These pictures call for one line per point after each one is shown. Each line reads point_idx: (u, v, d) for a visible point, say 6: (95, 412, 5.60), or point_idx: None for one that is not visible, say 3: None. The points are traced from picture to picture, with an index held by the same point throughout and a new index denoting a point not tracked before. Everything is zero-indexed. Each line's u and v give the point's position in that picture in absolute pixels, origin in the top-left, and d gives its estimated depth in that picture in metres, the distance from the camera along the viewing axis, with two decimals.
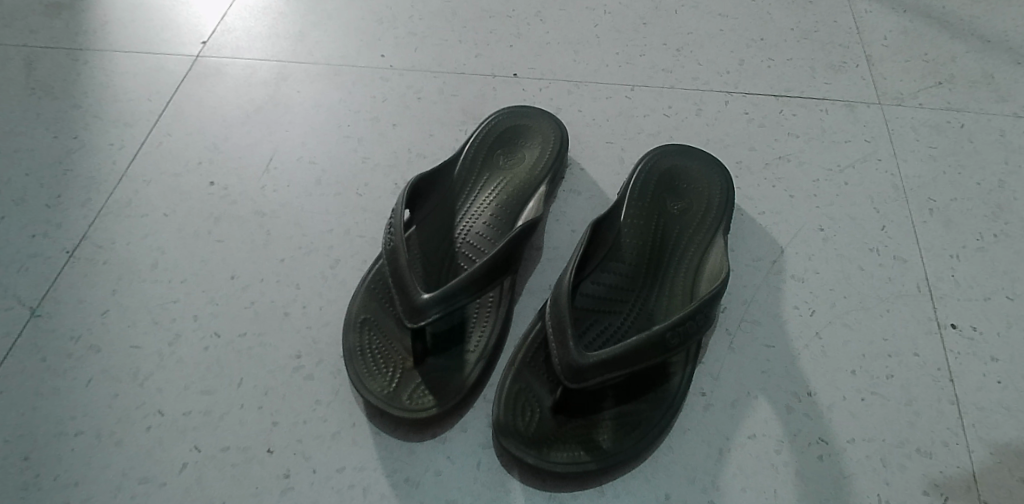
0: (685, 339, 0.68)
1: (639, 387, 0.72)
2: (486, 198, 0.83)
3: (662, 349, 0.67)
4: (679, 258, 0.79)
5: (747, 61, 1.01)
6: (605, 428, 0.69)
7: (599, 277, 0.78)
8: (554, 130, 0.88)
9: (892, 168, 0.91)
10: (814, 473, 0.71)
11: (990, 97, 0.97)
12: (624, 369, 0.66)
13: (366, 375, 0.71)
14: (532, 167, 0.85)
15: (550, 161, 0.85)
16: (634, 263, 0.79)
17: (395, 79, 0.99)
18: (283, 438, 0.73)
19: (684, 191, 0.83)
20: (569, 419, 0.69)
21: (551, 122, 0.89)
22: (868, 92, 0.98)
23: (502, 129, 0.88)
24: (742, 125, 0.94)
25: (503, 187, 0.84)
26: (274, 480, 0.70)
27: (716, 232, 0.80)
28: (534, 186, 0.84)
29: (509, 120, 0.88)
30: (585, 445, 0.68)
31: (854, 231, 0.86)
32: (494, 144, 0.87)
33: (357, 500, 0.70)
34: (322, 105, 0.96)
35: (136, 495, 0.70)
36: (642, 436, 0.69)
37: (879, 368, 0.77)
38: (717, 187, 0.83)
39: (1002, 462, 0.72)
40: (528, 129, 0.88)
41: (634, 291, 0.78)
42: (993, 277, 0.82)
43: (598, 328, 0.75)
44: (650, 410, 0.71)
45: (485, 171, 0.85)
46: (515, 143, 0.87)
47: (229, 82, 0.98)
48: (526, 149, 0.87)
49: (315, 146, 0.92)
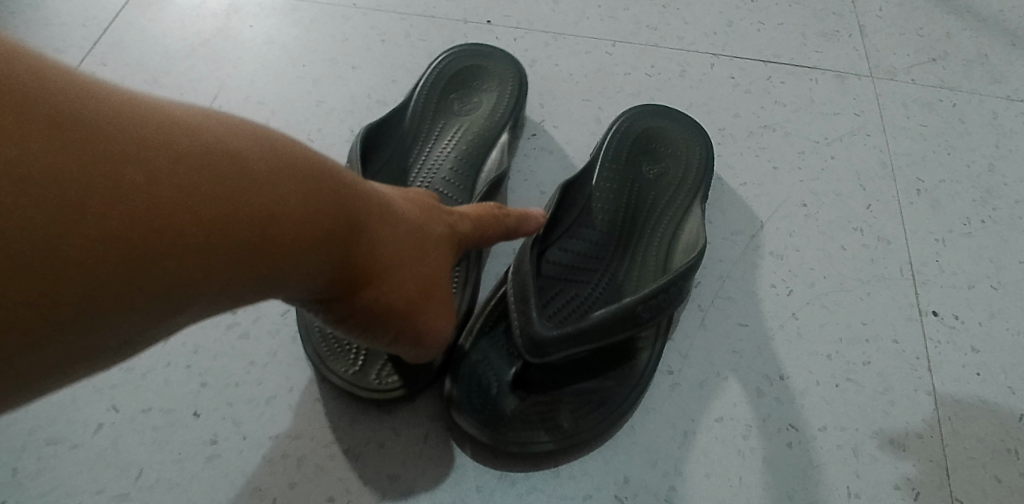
0: (656, 313, 0.63)
1: (605, 364, 0.66)
2: (446, 147, 0.77)
3: (631, 323, 0.62)
4: (653, 229, 0.74)
5: (736, 23, 0.95)
6: (567, 406, 0.64)
7: (567, 244, 0.72)
8: (510, 71, 0.81)
9: (881, 144, 0.86)
10: (783, 460, 0.67)
11: (983, 78, 0.92)
12: (590, 344, 0.61)
13: (325, 349, 0.66)
14: (492, 113, 0.79)
15: (511, 106, 0.79)
16: (604, 232, 0.74)
17: (358, 18, 0.91)
18: (212, 401, 0.66)
19: (661, 154, 0.77)
20: (529, 396, 0.64)
21: (504, 59, 0.81)
22: (860, 64, 0.92)
23: (455, 70, 0.80)
24: (727, 90, 0.89)
25: (463, 135, 0.78)
26: (199, 446, 0.64)
27: (695, 196, 0.74)
28: (494, 134, 0.78)
29: (461, 60, 0.81)
30: (546, 424, 0.63)
31: (837, 208, 0.81)
32: (448, 87, 0.80)
33: (290, 471, 0.64)
34: (277, 42, 0.88)
35: (43, 457, 0.63)
36: (607, 416, 0.65)
37: (855, 354, 0.73)
38: (697, 150, 0.77)
39: (977, 457, 0.68)
40: (480, 70, 0.81)
41: (603, 260, 0.72)
42: (978, 265, 0.78)
43: (563, 299, 0.69)
44: (619, 392, 0.66)
45: (440, 120, 0.79)
46: (470, 86, 0.80)
47: (175, 11, 0.89)
48: (484, 93, 0.80)
49: (265, 85, 0.85)
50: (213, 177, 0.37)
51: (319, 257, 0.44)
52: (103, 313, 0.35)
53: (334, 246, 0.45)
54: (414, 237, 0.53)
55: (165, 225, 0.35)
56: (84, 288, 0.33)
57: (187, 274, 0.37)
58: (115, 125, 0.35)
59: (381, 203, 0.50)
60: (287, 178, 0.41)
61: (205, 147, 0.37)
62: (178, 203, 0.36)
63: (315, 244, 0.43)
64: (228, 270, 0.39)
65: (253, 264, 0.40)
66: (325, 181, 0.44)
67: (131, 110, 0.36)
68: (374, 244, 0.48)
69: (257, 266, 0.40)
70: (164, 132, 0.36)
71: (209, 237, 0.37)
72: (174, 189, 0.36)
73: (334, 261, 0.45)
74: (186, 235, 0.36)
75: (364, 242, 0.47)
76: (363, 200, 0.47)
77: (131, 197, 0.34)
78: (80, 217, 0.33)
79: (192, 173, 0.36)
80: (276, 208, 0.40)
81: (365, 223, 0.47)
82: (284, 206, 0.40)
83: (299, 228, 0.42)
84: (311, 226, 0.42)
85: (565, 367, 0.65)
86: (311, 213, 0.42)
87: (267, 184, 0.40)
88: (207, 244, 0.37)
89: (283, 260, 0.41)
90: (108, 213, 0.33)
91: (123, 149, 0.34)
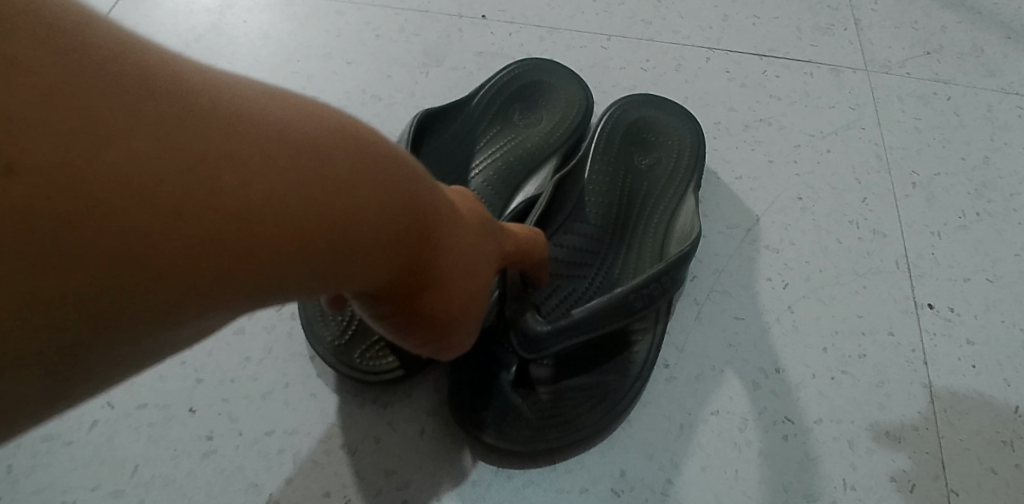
0: (650, 301, 0.62)
1: (605, 356, 0.66)
2: (486, 156, 0.77)
3: (627, 313, 0.61)
4: (649, 220, 0.74)
5: (731, 17, 0.95)
6: (568, 399, 0.64)
7: (561, 239, 0.72)
8: (579, 95, 0.80)
9: (876, 137, 0.86)
10: (779, 453, 0.67)
11: (978, 71, 0.92)
12: (585, 335, 0.60)
13: (342, 345, 0.64)
14: (548, 133, 0.78)
15: (568, 132, 0.78)
16: (599, 225, 0.73)
17: (352, 14, 0.90)
18: (207, 396, 0.66)
19: (652, 143, 0.78)
20: (529, 391, 0.64)
21: (578, 84, 0.81)
22: (856, 58, 0.92)
23: (528, 82, 0.80)
24: (723, 84, 0.89)
25: (509, 148, 0.77)
26: (194, 442, 0.64)
27: (688, 184, 0.75)
28: (543, 157, 0.77)
29: (543, 73, 0.81)
30: (549, 419, 0.63)
31: (833, 202, 0.81)
32: (514, 97, 0.79)
33: (286, 466, 0.64)
34: (271, 37, 0.88)
35: (39, 454, 0.63)
36: (610, 409, 0.64)
37: (851, 347, 0.73)
38: (687, 137, 0.77)
39: (973, 449, 0.68)
40: (551, 88, 0.80)
41: (600, 254, 0.72)
42: (973, 257, 0.78)
43: (562, 294, 0.69)
44: (620, 385, 0.65)
45: (498, 127, 0.78)
46: (537, 101, 0.80)
47: (169, 7, 0.89)
48: (547, 110, 0.79)
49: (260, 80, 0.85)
50: (303, 167, 0.33)
51: (391, 255, 0.40)
52: (172, 320, 0.30)
53: (406, 241, 0.40)
54: (473, 237, 0.49)
55: (254, 219, 0.31)
56: (160, 287, 0.29)
57: (263, 268, 0.32)
58: (203, 110, 0.30)
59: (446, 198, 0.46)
60: (370, 169, 0.37)
61: (291, 135, 0.33)
62: (270, 194, 0.31)
63: (391, 241, 0.39)
64: (304, 267, 0.34)
65: (329, 260, 0.36)
66: (404, 173, 0.40)
67: (218, 93, 0.31)
68: (443, 243, 0.44)
69: (327, 265, 0.36)
70: (245, 107, 0.32)
71: (293, 231, 0.33)
72: (267, 178, 0.31)
73: (400, 262, 0.41)
74: (268, 240, 0.32)
75: (435, 240, 0.43)
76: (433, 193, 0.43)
77: (220, 198, 0.30)
78: (169, 218, 0.28)
79: (283, 172, 0.32)
80: (358, 202, 0.36)
81: (437, 219, 0.43)
82: (367, 201, 0.36)
83: (376, 229, 0.37)
84: (390, 222, 0.38)
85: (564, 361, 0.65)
86: (390, 208, 0.38)
87: (352, 177, 0.35)
88: (290, 239, 0.33)
89: (358, 256, 0.37)
90: (194, 202, 0.29)
91: (213, 128, 0.30)
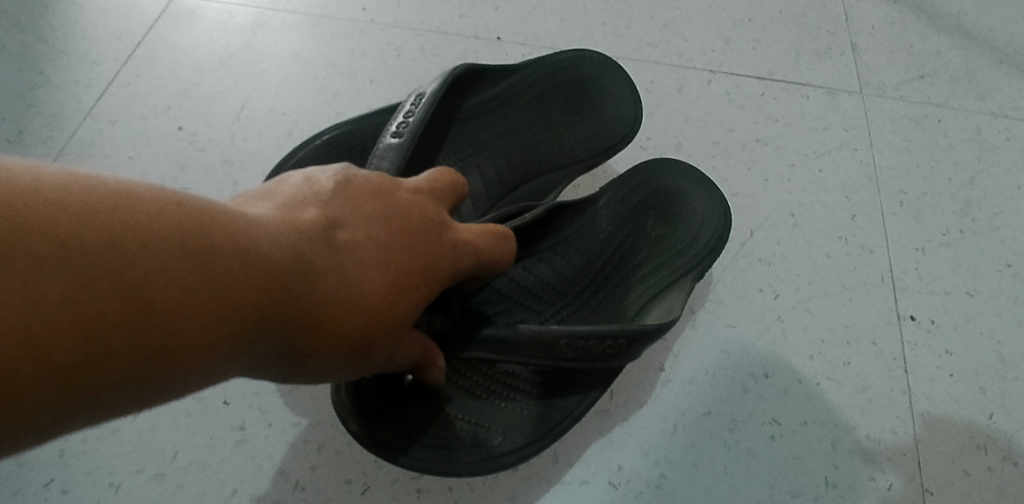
0: (580, 357, 0.63)
1: (517, 394, 0.68)
2: (513, 127, 0.81)
3: (552, 354, 0.63)
4: (635, 278, 0.77)
5: (733, 41, 1.00)
6: (460, 428, 0.66)
7: (537, 264, 0.76)
8: (630, 112, 0.84)
9: (867, 158, 0.91)
10: (765, 452, 0.73)
11: (969, 94, 0.97)
12: (506, 357, 0.63)
13: None
14: (582, 137, 0.82)
15: (603, 150, 0.82)
16: (578, 270, 0.77)
17: (376, 34, 0.96)
18: (239, 390, 0.72)
19: (674, 213, 0.80)
20: (431, 405, 0.66)
21: (634, 106, 0.84)
22: (851, 81, 0.97)
23: (588, 78, 0.84)
24: (723, 105, 0.94)
25: (541, 132, 0.82)
26: (228, 431, 0.70)
27: (680, 275, 0.76)
28: (568, 160, 0.81)
29: (604, 74, 0.85)
30: (428, 441, 0.65)
31: (823, 218, 0.86)
32: (567, 83, 0.84)
33: (311, 456, 0.70)
34: (300, 55, 0.94)
35: (88, 439, 0.69)
36: (488, 455, 0.65)
37: (836, 355, 0.78)
38: (708, 234, 0.77)
39: (947, 451, 0.74)
40: (607, 92, 0.85)
41: (563, 295, 0.75)
42: (956, 273, 0.83)
43: (506, 315, 0.73)
44: (516, 428, 0.67)
45: (539, 104, 0.82)
46: (589, 96, 0.84)
47: (204, 26, 0.95)
48: (593, 110, 0.84)
49: (289, 96, 0.91)
50: (110, 279, 0.36)
51: (251, 337, 0.42)
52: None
53: (235, 322, 0.41)
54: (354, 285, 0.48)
55: (62, 333, 0.35)
56: None
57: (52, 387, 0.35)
58: None
59: (347, 255, 0.48)
60: (214, 261, 0.40)
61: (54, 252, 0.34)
62: (50, 324, 0.34)
63: (206, 327, 0.40)
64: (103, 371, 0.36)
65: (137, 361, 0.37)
66: (253, 257, 0.42)
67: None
68: (314, 308, 0.46)
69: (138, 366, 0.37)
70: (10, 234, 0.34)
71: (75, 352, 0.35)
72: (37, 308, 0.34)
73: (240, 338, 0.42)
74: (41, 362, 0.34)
75: (297, 308, 0.45)
76: (292, 263, 0.45)
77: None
78: None
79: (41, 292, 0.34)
80: (173, 299, 0.38)
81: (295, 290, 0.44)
82: (207, 293, 0.39)
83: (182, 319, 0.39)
84: (226, 312, 0.40)
85: (482, 392, 0.68)
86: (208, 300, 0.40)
87: (163, 282, 0.38)
88: (86, 351, 0.35)
89: (186, 349, 0.39)
90: None
91: (27, 251, 0.34)
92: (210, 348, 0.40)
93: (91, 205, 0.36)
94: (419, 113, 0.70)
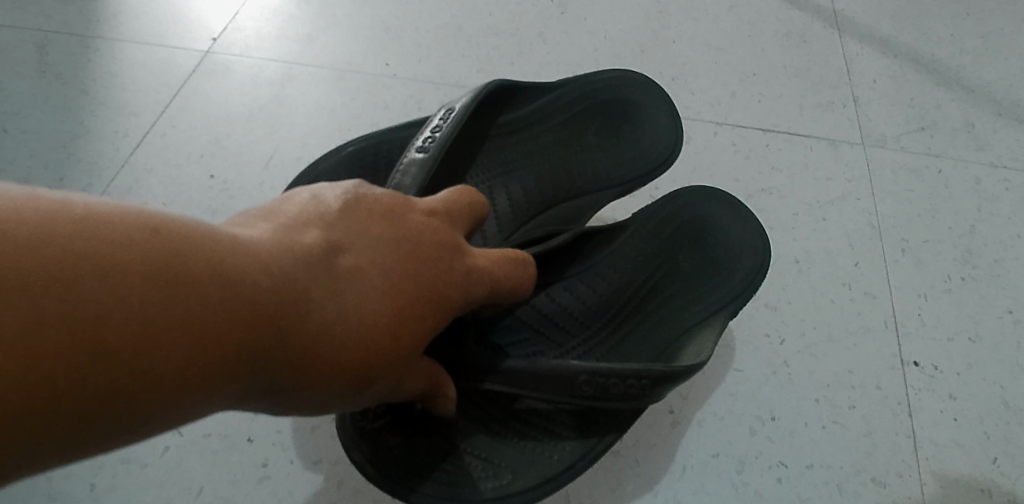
0: (597, 394, 0.65)
1: (528, 429, 0.71)
2: (543, 149, 0.85)
3: (571, 391, 0.65)
4: (659, 311, 0.79)
5: (739, 94, 1.04)
6: (469, 462, 0.68)
7: (559, 295, 0.79)
8: (668, 136, 0.87)
9: (870, 207, 0.94)
10: (771, 494, 0.74)
11: (968, 145, 1.00)
12: (524, 392, 0.66)
13: None
14: (614, 161, 0.86)
15: (637, 175, 0.85)
16: (601, 301, 0.80)
17: (398, 87, 1.01)
18: (263, 428, 0.75)
19: (709, 244, 0.82)
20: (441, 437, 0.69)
21: (673, 129, 0.87)
22: (853, 133, 1.01)
23: (627, 101, 0.88)
24: (729, 156, 0.98)
25: (574, 154, 0.85)
26: (252, 468, 0.73)
27: (714, 309, 0.78)
28: (597, 184, 0.85)
29: (643, 97, 0.89)
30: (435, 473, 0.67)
31: (827, 265, 0.89)
32: (606, 105, 0.87)
33: (331, 493, 0.72)
34: (326, 108, 0.99)
35: (118, 474, 0.72)
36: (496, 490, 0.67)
37: (842, 398, 0.80)
38: (744, 269, 0.80)
39: (951, 495, 0.75)
40: (645, 116, 0.88)
41: (585, 326, 0.79)
42: (958, 319, 0.86)
43: (526, 344, 0.76)
44: (524, 463, 0.69)
45: (574, 126, 0.86)
46: (627, 119, 0.87)
47: (236, 80, 1.00)
48: (628, 133, 0.87)
49: (315, 147, 0.95)
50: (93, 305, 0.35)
51: (248, 364, 0.42)
52: None
53: (225, 349, 0.40)
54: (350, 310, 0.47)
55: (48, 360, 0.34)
56: None
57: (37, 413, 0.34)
58: None
59: (352, 282, 0.48)
60: (214, 285, 0.40)
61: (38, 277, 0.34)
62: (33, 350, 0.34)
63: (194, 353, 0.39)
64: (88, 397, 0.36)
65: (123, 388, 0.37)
66: (241, 283, 0.41)
67: None
68: (310, 336, 0.45)
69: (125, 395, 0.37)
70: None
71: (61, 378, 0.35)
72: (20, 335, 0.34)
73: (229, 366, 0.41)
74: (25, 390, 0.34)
75: (293, 336, 0.44)
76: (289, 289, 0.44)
77: None
78: None
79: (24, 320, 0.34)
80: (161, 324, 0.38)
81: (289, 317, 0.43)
82: (205, 318, 0.39)
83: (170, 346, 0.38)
84: (212, 339, 0.40)
85: (494, 425, 0.71)
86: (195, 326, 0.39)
87: (149, 308, 0.37)
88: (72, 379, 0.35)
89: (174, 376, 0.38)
90: None
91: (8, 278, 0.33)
92: (207, 376, 0.40)
93: (75, 230, 0.36)
94: (446, 128, 0.72)
